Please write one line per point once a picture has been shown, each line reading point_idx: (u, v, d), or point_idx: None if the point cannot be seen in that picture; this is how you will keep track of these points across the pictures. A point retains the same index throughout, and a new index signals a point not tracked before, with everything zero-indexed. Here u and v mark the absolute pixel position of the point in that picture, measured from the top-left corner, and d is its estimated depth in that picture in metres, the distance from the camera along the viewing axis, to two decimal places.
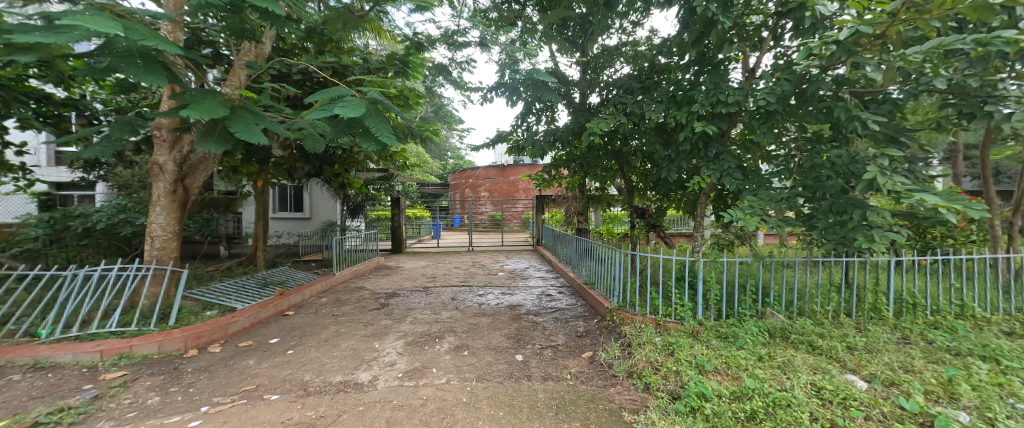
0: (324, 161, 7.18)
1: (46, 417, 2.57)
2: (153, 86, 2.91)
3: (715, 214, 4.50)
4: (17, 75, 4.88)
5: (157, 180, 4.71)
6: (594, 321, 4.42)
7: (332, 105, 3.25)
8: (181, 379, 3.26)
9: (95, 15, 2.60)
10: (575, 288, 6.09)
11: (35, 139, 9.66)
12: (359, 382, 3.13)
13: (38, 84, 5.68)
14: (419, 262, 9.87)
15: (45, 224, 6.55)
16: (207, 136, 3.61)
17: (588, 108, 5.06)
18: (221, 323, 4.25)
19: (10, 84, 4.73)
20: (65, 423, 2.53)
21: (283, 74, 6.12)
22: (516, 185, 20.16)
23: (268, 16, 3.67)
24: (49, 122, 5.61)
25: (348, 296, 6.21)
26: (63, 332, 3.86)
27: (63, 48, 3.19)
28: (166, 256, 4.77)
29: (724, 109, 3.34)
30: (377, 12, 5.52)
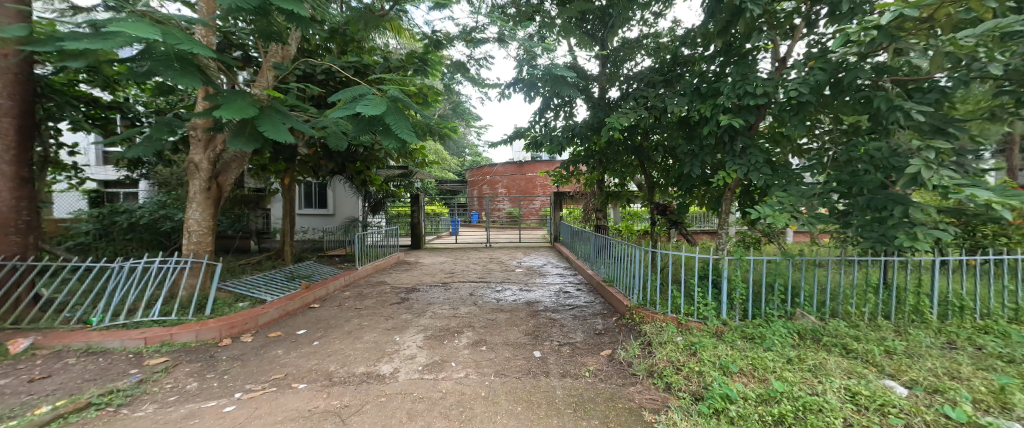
0: (347, 159, 7.39)
1: (97, 398, 2.75)
2: (189, 88, 3.05)
3: (741, 210, 4.25)
4: (68, 81, 5.25)
5: (192, 179, 4.95)
6: (613, 319, 4.35)
7: (353, 104, 3.34)
8: (216, 367, 3.43)
9: (137, 22, 2.75)
10: (593, 286, 6.02)
11: (86, 140, 10.42)
12: (381, 374, 3.21)
13: (87, 89, 6.07)
14: (438, 257, 10.00)
15: (95, 219, 7.05)
16: (238, 136, 3.76)
17: (607, 103, 4.97)
18: (251, 314, 4.44)
19: (62, 89, 5.09)
20: (115, 404, 2.72)
21: (308, 75, 6.29)
22: (534, 182, 20.22)
23: (294, 18, 3.78)
24: (98, 124, 6.02)
25: (370, 290, 6.37)
26: (111, 320, 4.13)
27: (107, 54, 3.38)
28: (202, 250, 5.01)
29: (753, 101, 3.14)
30: (397, 11, 5.79)
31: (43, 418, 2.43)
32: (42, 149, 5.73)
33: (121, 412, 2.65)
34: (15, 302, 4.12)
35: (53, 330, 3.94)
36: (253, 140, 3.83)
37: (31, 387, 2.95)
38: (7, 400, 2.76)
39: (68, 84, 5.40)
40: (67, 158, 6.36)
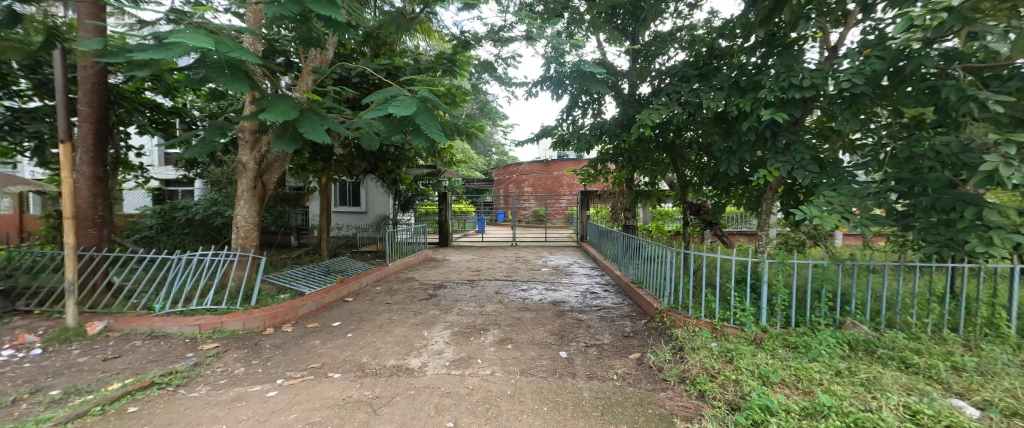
0: (379, 158, 7.62)
1: (159, 378, 2.99)
2: (238, 93, 3.22)
3: (784, 211, 4.00)
4: (136, 89, 5.76)
5: (240, 177, 5.24)
6: (642, 321, 4.23)
7: (385, 105, 3.42)
8: (260, 353, 3.61)
9: (194, 33, 2.93)
10: (621, 287, 5.87)
11: (150, 142, 11.38)
12: (410, 368, 3.26)
13: (151, 95, 6.61)
14: (464, 255, 10.10)
15: (158, 215, 7.69)
16: (281, 137, 3.94)
17: (638, 99, 4.82)
18: (292, 305, 4.64)
19: (131, 96, 5.61)
20: (174, 384, 2.94)
21: (343, 78, 6.52)
22: (560, 181, 20.06)
23: (332, 24, 3.91)
24: (160, 127, 6.54)
25: (400, 285, 6.53)
26: (171, 307, 4.47)
27: (168, 63, 3.64)
28: (248, 244, 5.29)
29: (799, 93, 2.93)
30: (427, 13, 5.90)
31: (114, 394, 2.68)
32: (115, 152, 6.31)
33: (180, 391, 2.86)
34: (93, 289, 4.56)
35: (122, 315, 4.32)
36: (295, 140, 4.01)
37: (106, 365, 3.27)
38: (86, 376, 3.08)
39: (136, 92, 5.91)
40: (135, 160, 6.96)
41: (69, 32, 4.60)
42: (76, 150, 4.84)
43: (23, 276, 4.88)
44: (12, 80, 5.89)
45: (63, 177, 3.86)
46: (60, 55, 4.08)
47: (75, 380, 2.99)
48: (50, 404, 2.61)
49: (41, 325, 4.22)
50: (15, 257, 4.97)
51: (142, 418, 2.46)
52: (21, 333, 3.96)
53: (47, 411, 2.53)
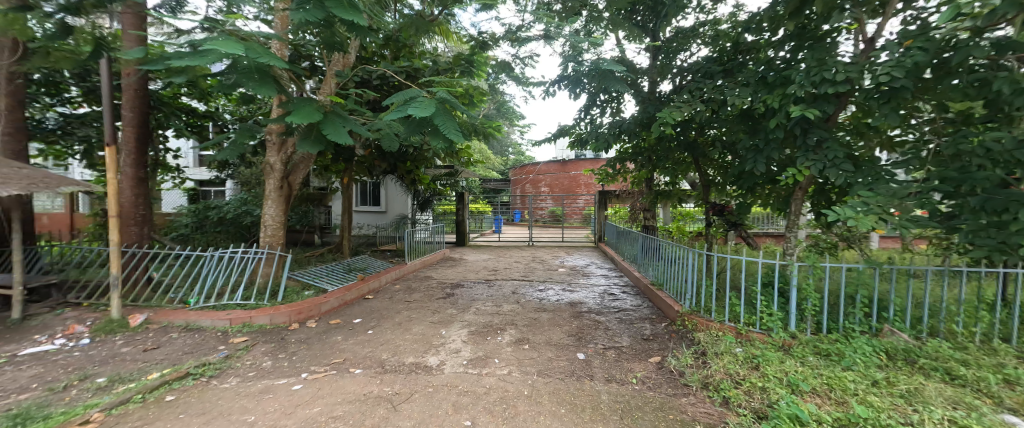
0: (398, 159, 7.78)
1: (193, 369, 3.15)
2: (266, 97, 3.32)
3: (815, 211, 3.82)
4: (173, 95, 6.10)
5: (268, 178, 5.41)
6: (662, 324, 4.13)
7: (405, 106, 3.47)
8: (286, 348, 3.72)
9: (226, 40, 3.05)
10: (640, 289, 5.75)
11: (186, 145, 11.99)
12: (428, 366, 3.28)
13: (186, 100, 6.95)
14: (481, 255, 10.14)
15: (192, 214, 8.07)
16: (306, 139, 4.05)
17: (658, 97, 4.71)
18: (315, 302, 4.75)
19: (169, 101, 6.01)
20: (207, 376, 3.09)
21: (365, 80, 6.65)
22: (577, 181, 19.88)
23: (354, 28, 3.99)
24: (194, 131, 6.87)
25: (418, 284, 6.62)
26: (204, 302, 4.67)
27: (202, 70, 3.80)
28: (275, 242, 5.46)
29: (832, 88, 2.79)
30: (445, 15, 5.95)
31: (153, 383, 2.84)
32: (154, 154, 6.67)
33: (212, 382, 3.00)
34: (135, 284, 4.84)
35: (161, 309, 4.56)
36: (319, 142, 4.12)
37: (146, 356, 3.50)
38: (129, 365, 3.28)
39: (173, 98, 6.26)
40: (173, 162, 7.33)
41: (114, 41, 4.89)
42: (119, 153, 5.13)
43: (73, 270, 5.27)
44: (63, 88, 6.32)
45: (109, 177, 4.10)
46: (107, 64, 4.34)
47: (119, 368, 3.26)
48: (97, 391, 2.84)
49: (89, 317, 4.52)
50: (67, 252, 5.34)
51: (177, 407, 2.59)
52: (72, 324, 4.33)
53: (94, 398, 2.74)
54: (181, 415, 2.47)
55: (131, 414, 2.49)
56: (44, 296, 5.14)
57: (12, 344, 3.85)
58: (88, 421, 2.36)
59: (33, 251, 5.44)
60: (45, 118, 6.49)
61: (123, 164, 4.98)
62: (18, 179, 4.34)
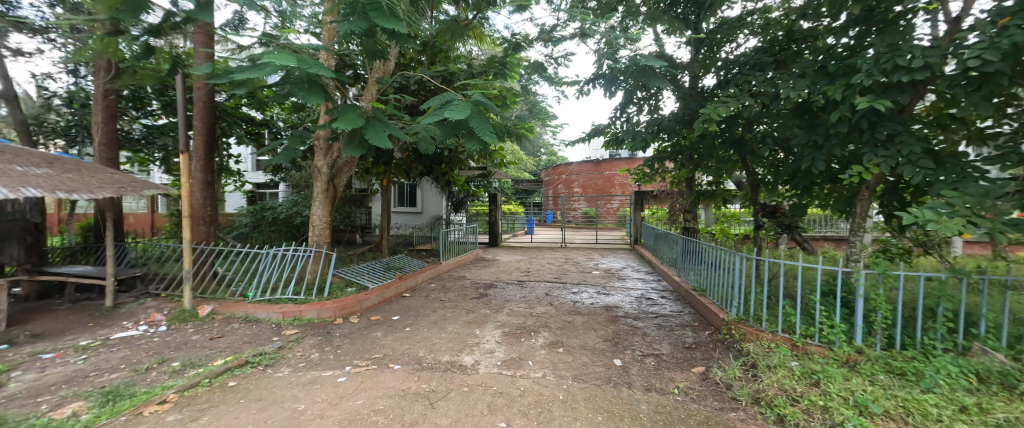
0: (433, 161, 7.98)
1: (251, 358, 3.38)
2: (315, 105, 3.50)
3: (885, 213, 3.44)
4: (235, 106, 6.70)
5: (316, 181, 5.69)
6: (706, 332, 3.91)
7: (442, 110, 3.53)
8: (331, 342, 3.89)
9: (281, 53, 3.26)
10: (680, 294, 5.48)
11: (247, 152, 13.07)
12: (463, 365, 3.30)
13: (245, 110, 7.54)
14: (514, 256, 10.13)
15: (250, 214, 8.73)
16: (350, 144, 4.23)
17: (701, 93, 4.47)
18: (358, 298, 4.94)
19: (232, 112, 6.64)
20: (263, 364, 3.31)
21: (403, 86, 6.86)
22: (612, 181, 19.42)
23: (394, 35, 4.11)
24: (253, 137, 7.44)
25: (453, 283, 6.71)
26: (261, 295, 5.01)
27: (259, 81, 4.07)
28: (322, 241, 5.75)
29: (907, 76, 2.50)
30: (479, 18, 6.02)
31: (218, 369, 3.10)
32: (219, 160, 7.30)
33: (267, 370, 3.20)
34: (203, 277, 5.27)
35: (224, 301, 4.94)
36: (362, 146, 4.29)
37: (212, 343, 3.84)
38: (198, 352, 3.60)
39: (235, 108, 6.83)
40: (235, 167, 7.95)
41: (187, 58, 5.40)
42: (190, 158, 5.67)
43: (153, 264, 5.78)
44: (146, 102, 7.07)
45: (183, 181, 4.46)
46: (181, 79, 4.79)
47: (190, 353, 3.59)
48: (172, 374, 3.14)
49: (165, 306, 5.01)
50: (149, 247, 5.92)
51: (238, 393, 2.79)
52: (152, 312, 4.84)
53: (169, 380, 3.03)
54: (240, 401, 2.65)
55: (199, 397, 2.71)
56: (131, 286, 5.78)
57: (106, 329, 4.39)
58: (164, 402, 2.63)
59: (122, 247, 6.08)
60: (132, 129, 7.32)
61: (193, 169, 5.52)
62: (110, 183, 4.89)
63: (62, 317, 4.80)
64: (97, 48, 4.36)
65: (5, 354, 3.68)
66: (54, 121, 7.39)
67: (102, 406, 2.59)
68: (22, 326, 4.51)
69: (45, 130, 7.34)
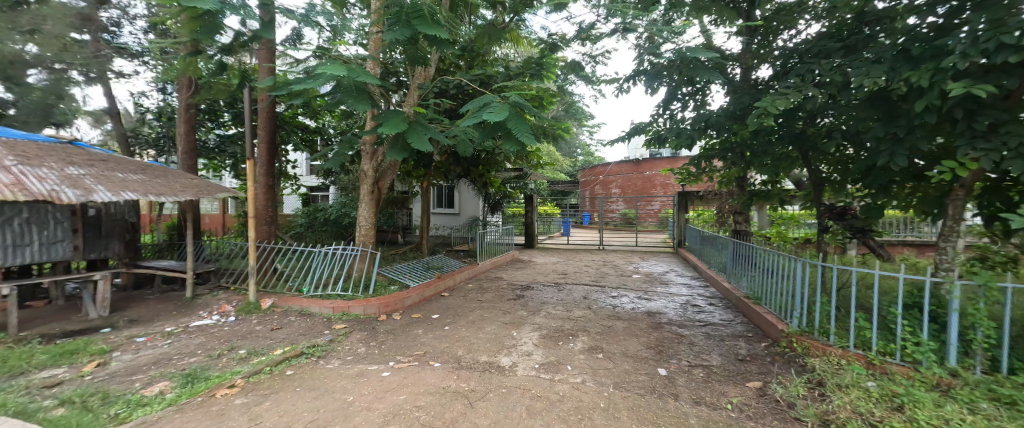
0: (471, 163, 8.08)
1: (306, 349, 3.58)
2: (361, 112, 3.64)
3: (984, 215, 2.99)
4: (292, 115, 7.27)
5: (363, 184, 5.94)
6: (761, 344, 3.60)
7: (480, 112, 3.55)
8: (375, 337, 4.03)
9: (332, 63, 3.44)
10: (730, 302, 5.12)
11: (302, 157, 14.08)
12: (501, 366, 3.27)
13: (301, 118, 8.10)
14: (550, 258, 10.00)
15: (303, 215, 9.32)
16: (394, 147, 4.36)
17: (755, 85, 4.15)
18: (400, 296, 5.09)
19: (289, 121, 7.24)
20: (316, 356, 3.49)
21: (442, 91, 7.01)
22: (653, 181, 18.71)
23: (435, 41, 4.19)
24: (308, 144, 7.98)
25: (490, 284, 6.73)
26: (315, 291, 5.30)
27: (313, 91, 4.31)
28: (368, 241, 5.99)
29: (1015, 55, 2.15)
30: (517, 21, 6.02)
31: (277, 358, 3.30)
32: (279, 165, 7.90)
33: (319, 362, 3.37)
34: (266, 273, 5.69)
35: (283, 295, 5.28)
36: (405, 150, 4.41)
37: (273, 334, 4.12)
38: (261, 342, 3.88)
39: (292, 117, 7.36)
40: (292, 171, 8.51)
41: (252, 73, 5.86)
42: (254, 163, 6.14)
43: (224, 260, 6.31)
44: (218, 114, 7.78)
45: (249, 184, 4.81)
46: (248, 91, 5.19)
47: (254, 342, 3.87)
48: (239, 361, 3.40)
49: (235, 298, 5.45)
50: (221, 244, 6.48)
51: (294, 381, 2.95)
52: (224, 303, 5.30)
53: (237, 366, 3.27)
54: (296, 389, 2.80)
55: (262, 383, 2.91)
56: (206, 279, 6.38)
57: (187, 317, 4.86)
58: (233, 386, 2.84)
59: (200, 244, 6.71)
60: (208, 138, 8.11)
61: (257, 174, 5.99)
62: (191, 187, 5.40)
63: (152, 306, 5.39)
64: (180, 67, 4.86)
65: (107, 336, 4.19)
66: (147, 133, 8.48)
67: (183, 387, 2.86)
68: (121, 312, 5.12)
69: (141, 142, 8.42)
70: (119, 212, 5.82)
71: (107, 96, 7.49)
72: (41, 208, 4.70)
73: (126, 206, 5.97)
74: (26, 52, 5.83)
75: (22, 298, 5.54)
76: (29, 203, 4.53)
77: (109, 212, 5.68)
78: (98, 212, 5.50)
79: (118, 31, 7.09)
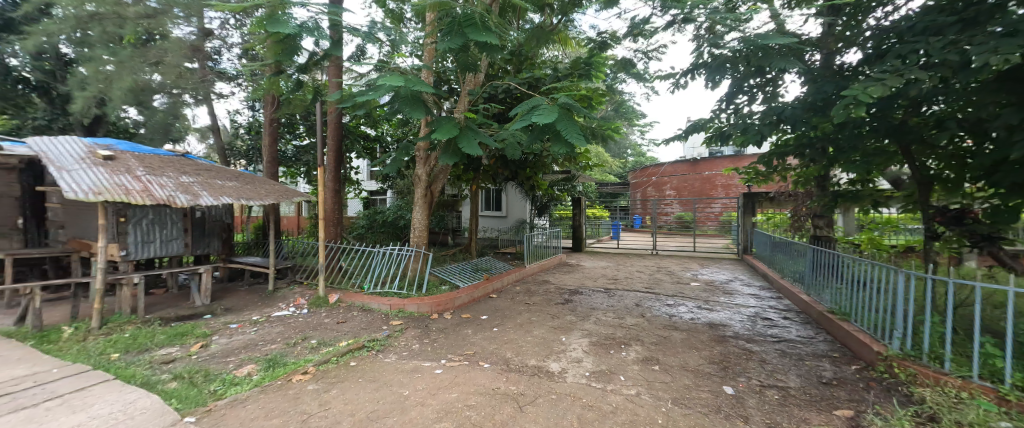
0: (519, 167, 8.05)
1: (367, 343, 3.76)
2: (415, 119, 3.77)
3: None
4: (354, 125, 7.79)
5: (417, 187, 6.16)
6: (852, 367, 3.14)
7: (529, 115, 3.50)
8: (428, 335, 4.12)
9: (391, 75, 3.62)
10: (809, 316, 4.55)
11: (364, 164, 15.17)
12: (550, 371, 3.18)
13: (363, 128, 8.66)
14: (599, 262, 9.68)
15: (364, 217, 9.93)
16: (446, 152, 4.46)
17: (839, 72, 3.67)
18: (451, 295, 5.18)
19: (353, 131, 7.75)
20: (376, 349, 3.65)
21: (491, 96, 7.11)
22: (712, 182, 17.49)
23: (486, 47, 4.24)
24: (368, 152, 8.49)
25: (537, 287, 6.65)
26: (375, 288, 5.57)
27: (374, 103, 4.57)
28: (421, 242, 6.20)
29: None
30: (564, 21, 5.96)
31: (343, 349, 3.51)
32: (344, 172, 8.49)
33: (379, 355, 3.52)
34: (332, 270, 6.11)
35: (347, 291, 5.62)
36: (456, 154, 4.49)
37: (339, 326, 4.39)
38: (328, 333, 4.16)
39: (354, 126, 7.88)
40: (354, 177, 9.12)
41: (324, 88, 6.37)
42: (323, 169, 6.61)
43: (298, 258, 6.87)
44: (294, 126, 8.58)
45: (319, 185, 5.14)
46: (320, 104, 5.65)
47: (323, 333, 4.15)
48: (311, 350, 3.66)
49: (307, 292, 5.91)
50: (296, 244, 7.09)
51: (357, 372, 3.10)
52: (299, 296, 5.77)
53: (310, 355, 3.52)
54: (358, 379, 2.94)
55: (330, 372, 3.10)
56: (285, 274, 7.00)
57: (269, 308, 5.36)
58: (306, 372, 3.06)
59: (280, 243, 7.38)
60: (287, 149, 9.00)
61: (325, 179, 6.45)
62: (273, 192, 5.94)
63: (243, 297, 6.03)
64: (266, 87, 5.39)
65: (208, 321, 4.74)
66: (240, 146, 9.64)
67: (266, 370, 3.14)
68: (219, 301, 5.79)
69: (235, 153, 9.59)
70: (219, 214, 6.56)
71: (211, 115, 8.52)
72: (162, 210, 5.44)
73: (224, 209, 6.72)
74: (152, 81, 6.71)
75: (149, 286, 6.52)
76: (154, 206, 5.27)
77: (211, 214, 6.40)
78: (203, 215, 6.26)
79: (220, 58, 8.06)
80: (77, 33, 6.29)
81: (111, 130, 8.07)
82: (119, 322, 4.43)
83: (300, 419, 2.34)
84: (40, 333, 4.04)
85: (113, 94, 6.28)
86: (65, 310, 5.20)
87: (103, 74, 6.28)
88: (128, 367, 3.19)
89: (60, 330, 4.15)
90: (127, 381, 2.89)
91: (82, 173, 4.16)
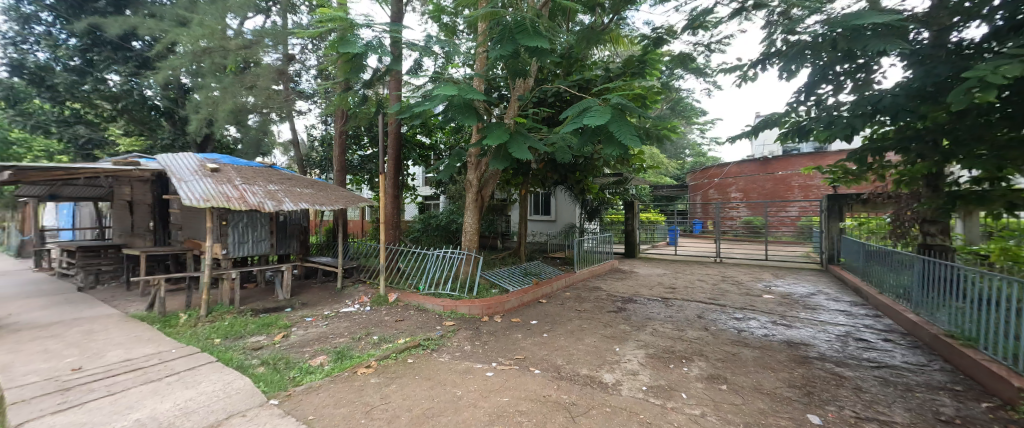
0: (568, 170, 7.87)
1: (423, 341, 3.85)
2: (467, 125, 3.83)
3: None
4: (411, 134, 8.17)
5: (469, 193, 6.27)
6: (982, 405, 2.58)
7: (580, 117, 3.38)
8: (479, 337, 4.13)
9: (446, 85, 3.71)
10: (920, 340, 3.85)
11: (420, 171, 15.91)
12: (604, 382, 3.00)
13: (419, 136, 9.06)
14: (655, 269, 9.16)
15: (419, 221, 10.36)
16: (496, 157, 4.48)
17: (953, 51, 3.10)
18: (501, 299, 5.16)
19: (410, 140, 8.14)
20: (431, 348, 3.72)
21: (540, 100, 7.06)
22: (786, 183, 15.84)
23: (536, 52, 4.19)
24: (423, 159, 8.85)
25: (588, 294, 6.42)
26: (431, 289, 5.74)
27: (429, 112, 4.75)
28: (472, 246, 6.28)
29: None
30: (616, 20, 5.80)
31: (401, 347, 3.62)
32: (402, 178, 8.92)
33: (433, 354, 3.58)
34: (391, 271, 6.41)
35: (405, 290, 5.86)
36: (507, 159, 4.48)
37: (397, 324, 4.56)
38: (388, 331, 4.34)
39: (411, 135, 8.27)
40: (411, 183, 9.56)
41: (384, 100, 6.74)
42: (385, 176, 6.98)
43: (361, 258, 7.31)
44: (359, 137, 9.23)
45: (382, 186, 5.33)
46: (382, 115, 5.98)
47: (384, 330, 4.35)
48: (373, 345, 3.84)
49: (370, 291, 6.26)
50: (360, 245, 7.55)
51: (414, 369, 3.18)
52: (362, 294, 6.13)
53: (372, 350, 3.69)
54: (415, 376, 3.00)
55: (389, 367, 3.21)
56: (351, 273, 7.49)
57: (338, 304, 5.75)
58: (369, 366, 3.20)
59: (348, 244, 7.91)
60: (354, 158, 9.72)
61: (386, 184, 6.79)
62: (343, 198, 6.37)
63: (316, 293, 6.54)
64: (336, 103, 5.77)
65: (288, 314, 5.19)
66: (315, 156, 10.61)
67: (336, 361, 3.33)
68: (298, 296, 6.33)
69: (311, 163, 10.58)
70: (297, 218, 7.20)
71: (292, 130, 9.45)
72: (253, 214, 6.08)
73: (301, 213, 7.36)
74: (247, 103, 7.59)
75: (244, 279, 7.38)
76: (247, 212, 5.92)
77: (290, 217, 7.05)
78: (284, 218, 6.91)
79: (299, 80, 8.87)
80: (193, 65, 7.26)
81: (217, 147, 9.36)
82: (220, 311, 5.01)
83: (364, 410, 2.43)
84: (163, 318, 4.69)
85: (218, 115, 7.23)
86: (181, 299, 6.01)
87: (211, 99, 7.20)
88: (226, 351, 3.58)
89: (178, 316, 4.79)
90: (225, 363, 3.23)
91: (195, 183, 4.79)
